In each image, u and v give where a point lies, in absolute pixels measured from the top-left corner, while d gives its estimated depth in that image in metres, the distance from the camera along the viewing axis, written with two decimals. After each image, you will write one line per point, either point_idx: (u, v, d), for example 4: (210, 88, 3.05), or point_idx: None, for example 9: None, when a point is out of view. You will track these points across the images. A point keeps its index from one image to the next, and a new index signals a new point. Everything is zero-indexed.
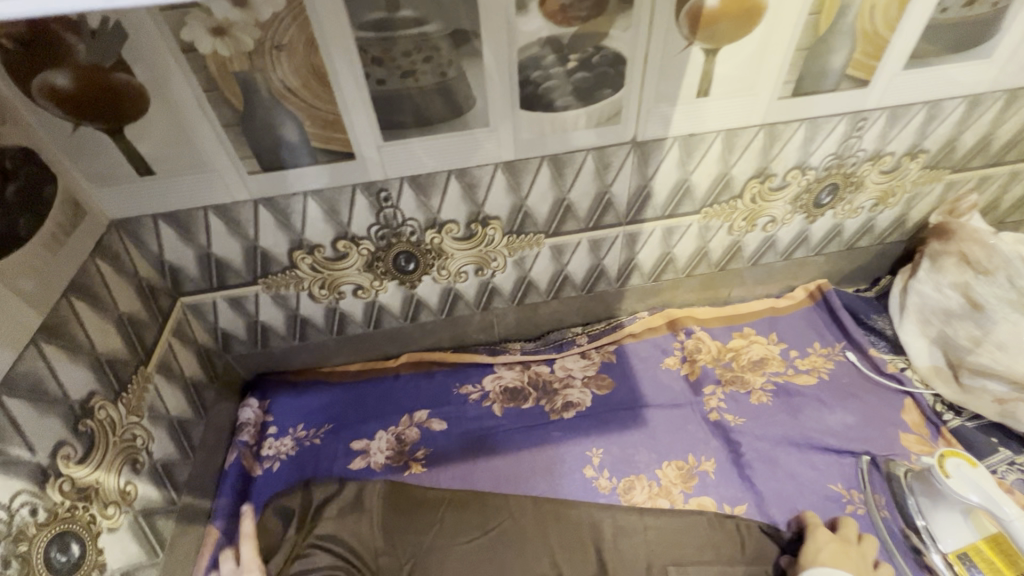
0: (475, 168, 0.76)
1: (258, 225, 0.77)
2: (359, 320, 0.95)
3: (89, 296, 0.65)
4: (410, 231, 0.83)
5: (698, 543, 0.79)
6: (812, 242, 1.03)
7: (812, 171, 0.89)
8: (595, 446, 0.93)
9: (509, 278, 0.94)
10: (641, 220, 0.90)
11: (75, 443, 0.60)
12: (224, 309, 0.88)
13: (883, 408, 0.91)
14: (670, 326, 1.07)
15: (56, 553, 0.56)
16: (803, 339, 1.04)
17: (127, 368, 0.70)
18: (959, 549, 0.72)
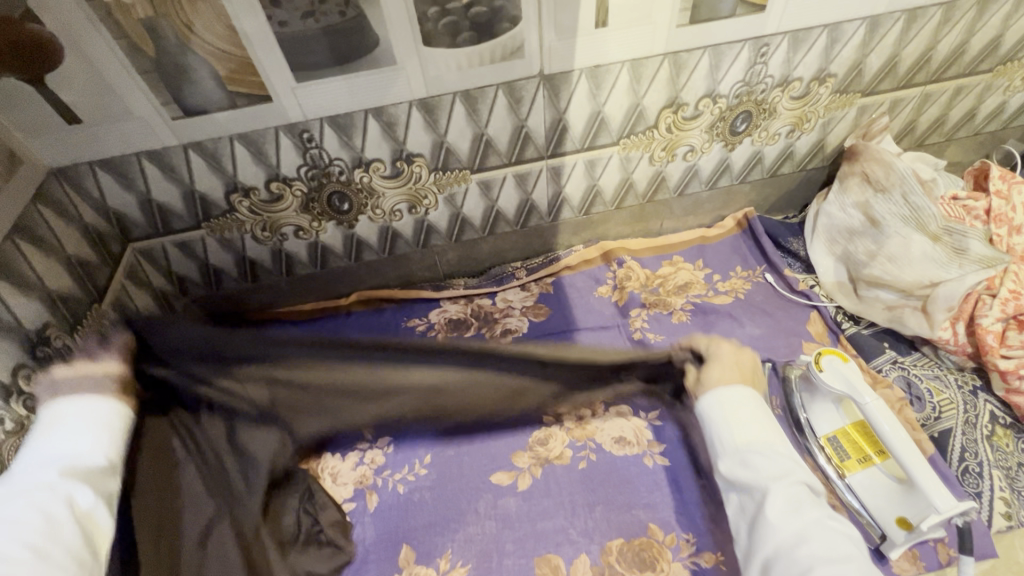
0: (391, 106, 0.81)
1: (192, 170, 0.82)
2: (305, 261, 1.02)
3: (35, 239, 0.72)
4: (339, 170, 0.88)
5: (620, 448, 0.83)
6: (735, 170, 1.08)
7: (723, 99, 0.93)
8: (528, 366, 1.00)
9: (443, 214, 1.00)
10: (562, 152, 0.95)
11: (35, 367, 0.68)
12: (175, 254, 0.94)
13: (791, 321, 0.99)
14: (604, 257, 1.13)
15: None
16: (727, 264, 1.11)
17: (80, 306, 0.78)
18: (831, 432, 0.82)
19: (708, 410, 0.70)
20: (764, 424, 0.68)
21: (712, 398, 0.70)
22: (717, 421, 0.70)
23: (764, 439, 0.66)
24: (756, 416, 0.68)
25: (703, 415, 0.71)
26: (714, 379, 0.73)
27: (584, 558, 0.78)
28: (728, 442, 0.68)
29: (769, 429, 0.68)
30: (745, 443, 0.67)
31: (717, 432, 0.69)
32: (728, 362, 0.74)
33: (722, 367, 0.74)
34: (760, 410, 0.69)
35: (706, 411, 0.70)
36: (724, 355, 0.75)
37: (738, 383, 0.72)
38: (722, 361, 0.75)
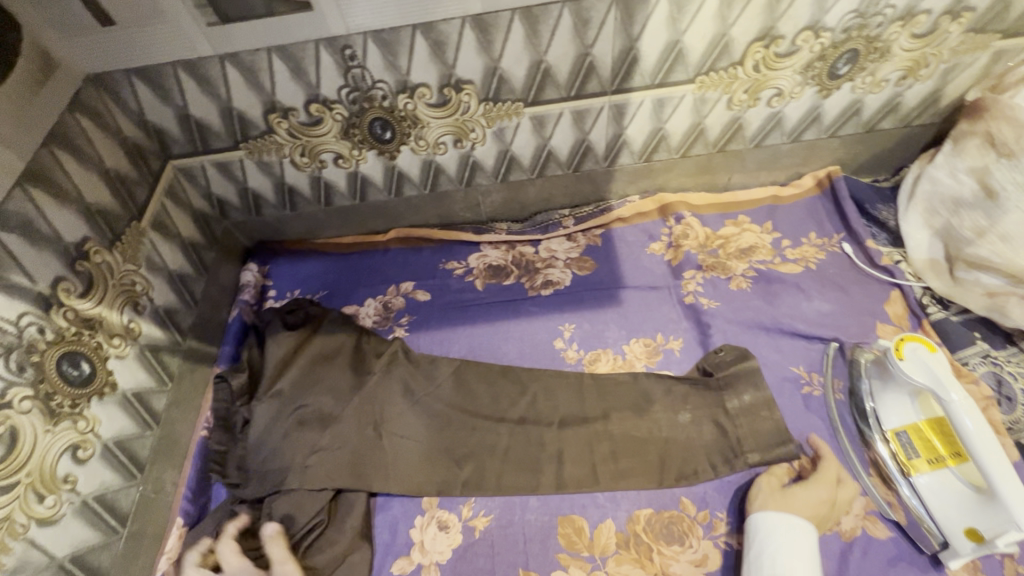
0: (441, 23, 0.72)
1: (229, 84, 0.77)
2: (344, 191, 0.97)
3: (72, 148, 0.69)
4: (381, 94, 0.81)
5: None
6: (825, 122, 0.94)
7: (827, 33, 0.79)
8: (568, 321, 0.95)
9: (490, 151, 0.92)
10: (629, 88, 0.84)
11: (74, 279, 0.68)
12: (214, 174, 0.91)
13: (866, 299, 0.89)
14: (661, 212, 1.04)
15: (69, 367, 0.66)
16: (799, 229, 0.99)
17: (120, 221, 0.76)
18: (900, 427, 0.75)
19: (758, 528, 0.67)
20: (811, 566, 0.63)
21: (773, 515, 0.67)
22: (766, 539, 0.66)
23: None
24: (804, 554, 0.64)
25: (753, 530, 0.68)
26: (786, 505, 0.68)
27: (610, 523, 0.75)
28: (765, 560, 0.64)
29: (812, 568, 0.63)
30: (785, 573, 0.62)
31: (759, 549, 0.65)
32: (815, 499, 0.69)
33: (808, 500, 0.68)
34: (812, 549, 0.64)
35: (758, 524, 0.68)
36: (813, 493, 0.69)
37: (805, 516, 0.67)
38: (814, 500, 0.69)
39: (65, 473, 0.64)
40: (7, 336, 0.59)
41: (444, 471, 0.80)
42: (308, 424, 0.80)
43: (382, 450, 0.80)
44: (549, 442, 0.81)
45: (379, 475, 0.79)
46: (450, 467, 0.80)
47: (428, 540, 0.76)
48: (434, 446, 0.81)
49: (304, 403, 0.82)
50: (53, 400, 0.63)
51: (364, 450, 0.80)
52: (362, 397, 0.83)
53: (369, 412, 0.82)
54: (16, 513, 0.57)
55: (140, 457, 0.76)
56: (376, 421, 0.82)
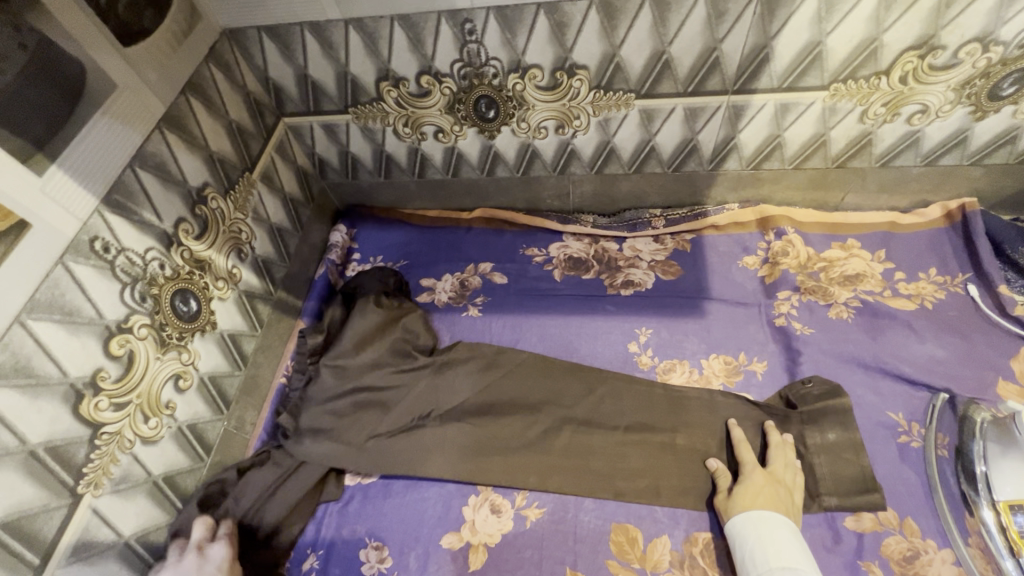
0: (567, 3, 0.70)
1: (349, 49, 0.78)
2: (438, 165, 0.98)
3: (204, 98, 0.74)
4: (492, 72, 0.80)
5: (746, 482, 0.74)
6: (971, 147, 0.84)
7: (998, 48, 0.70)
8: (645, 325, 0.91)
9: (590, 140, 0.90)
10: (752, 90, 0.78)
11: (192, 222, 0.72)
12: (319, 135, 0.94)
13: (989, 351, 0.80)
14: (760, 224, 0.97)
15: (181, 303, 0.70)
16: (917, 262, 0.90)
17: (235, 171, 0.81)
18: (1014, 500, 0.67)
19: (739, 530, 0.66)
20: (802, 556, 0.62)
21: (746, 514, 0.67)
22: (749, 541, 0.65)
23: (798, 565, 0.61)
24: (787, 544, 0.63)
25: (733, 538, 0.67)
26: (744, 500, 0.69)
27: (666, 540, 0.73)
28: (760, 560, 0.63)
29: (799, 559, 0.62)
30: (778, 567, 0.61)
31: (749, 553, 0.64)
32: (761, 491, 0.69)
33: (754, 491, 0.69)
34: (794, 539, 0.64)
35: (735, 529, 0.67)
36: (759, 488, 0.69)
37: (770, 509, 0.67)
38: (758, 491, 0.69)
39: (168, 399, 0.69)
40: (135, 267, 0.63)
41: (493, 465, 0.79)
42: (371, 404, 0.82)
43: (438, 434, 0.81)
44: (614, 447, 0.79)
45: (426, 456, 0.80)
46: (502, 463, 0.79)
47: (479, 523, 0.76)
48: (489, 439, 0.81)
49: (369, 380, 0.83)
50: (165, 330, 0.67)
51: (417, 432, 0.81)
52: (428, 382, 0.84)
53: (432, 397, 0.83)
54: (126, 429, 0.62)
55: (228, 394, 0.81)
56: (437, 405, 0.83)
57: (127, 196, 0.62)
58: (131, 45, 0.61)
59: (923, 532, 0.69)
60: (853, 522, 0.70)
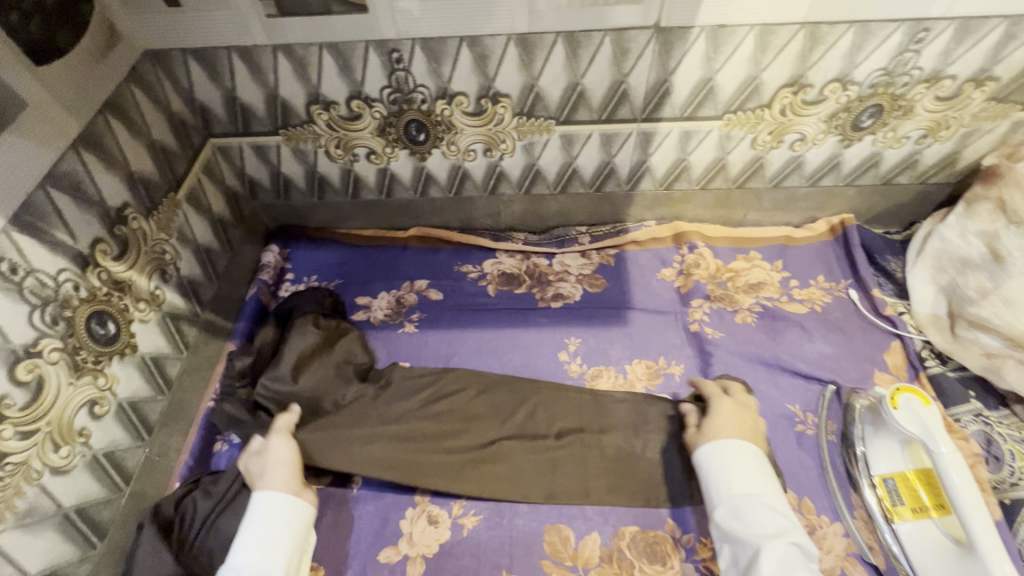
0: (487, 37, 0.75)
1: (278, 73, 0.80)
2: (372, 186, 1.01)
3: (125, 118, 0.73)
4: (421, 98, 0.84)
5: None
6: (843, 170, 0.97)
7: (855, 87, 0.82)
8: (574, 335, 0.97)
9: (517, 163, 0.96)
10: (658, 118, 0.87)
11: (110, 242, 0.71)
12: (249, 155, 0.94)
13: (867, 346, 0.91)
14: (675, 239, 1.06)
15: (96, 325, 0.68)
16: (808, 271, 1.02)
17: (158, 192, 0.80)
18: (888, 473, 0.77)
19: (707, 460, 0.73)
20: (759, 482, 0.70)
21: (716, 444, 0.74)
22: (716, 470, 0.72)
23: (757, 490, 0.69)
24: (749, 473, 0.70)
25: (701, 465, 0.74)
26: (715, 428, 0.76)
27: (595, 536, 0.77)
28: (723, 487, 0.70)
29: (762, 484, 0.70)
30: (740, 494, 0.69)
31: (717, 485, 0.71)
32: (726, 423, 0.76)
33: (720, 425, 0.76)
34: (755, 465, 0.71)
35: (704, 458, 0.74)
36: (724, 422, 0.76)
37: (737, 434, 0.74)
38: (724, 424, 0.76)
39: (81, 426, 0.66)
40: (46, 289, 0.61)
41: (426, 469, 0.80)
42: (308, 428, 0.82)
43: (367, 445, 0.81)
44: (546, 451, 0.83)
45: (363, 458, 0.80)
46: (436, 467, 0.81)
47: (417, 534, 0.77)
48: (418, 444, 0.82)
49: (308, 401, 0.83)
50: (78, 354, 0.65)
51: (353, 431, 0.82)
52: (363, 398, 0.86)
53: (365, 410, 0.84)
54: (33, 459, 0.59)
55: (150, 420, 0.78)
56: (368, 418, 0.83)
57: (38, 216, 0.60)
58: (46, 65, 0.61)
59: (818, 510, 0.77)
60: None
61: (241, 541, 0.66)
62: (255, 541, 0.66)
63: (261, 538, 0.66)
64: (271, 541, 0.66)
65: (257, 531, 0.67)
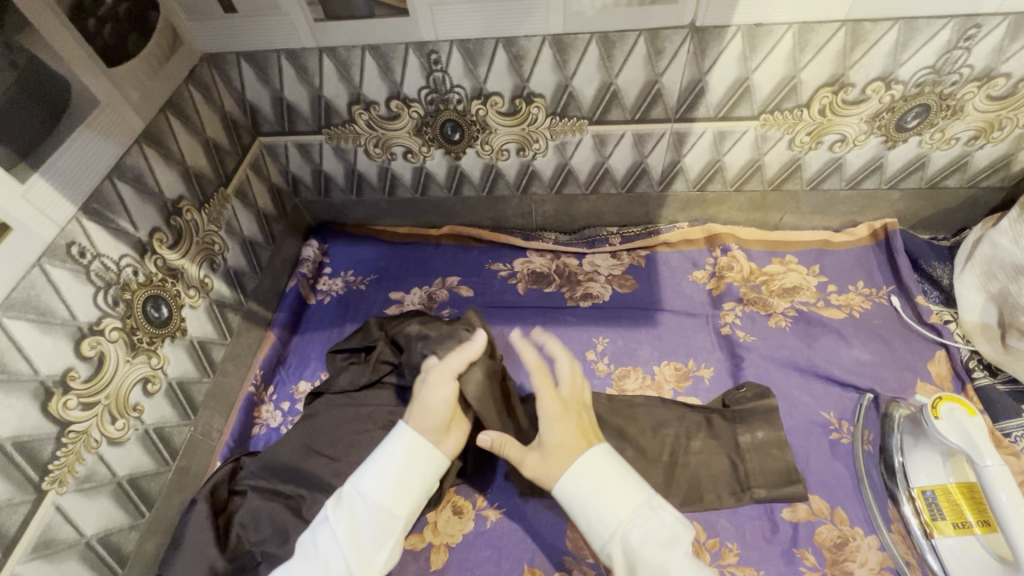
0: (523, 38, 0.77)
1: (323, 75, 0.84)
2: (407, 184, 1.04)
3: (182, 116, 0.78)
4: (457, 98, 0.86)
5: (694, 470, 0.79)
6: (887, 173, 0.94)
7: (899, 86, 0.80)
8: (602, 335, 0.97)
9: (549, 162, 0.97)
10: (692, 118, 0.87)
11: (167, 231, 0.76)
12: (294, 154, 0.99)
13: (908, 355, 0.88)
14: (708, 241, 1.05)
15: (152, 309, 0.73)
16: (847, 276, 0.99)
17: (210, 186, 0.85)
18: (928, 485, 0.74)
19: (573, 487, 0.63)
20: (592, 484, 0.62)
21: (589, 465, 0.63)
22: (588, 498, 0.62)
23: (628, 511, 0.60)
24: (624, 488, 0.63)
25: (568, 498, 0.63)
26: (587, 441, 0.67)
27: None
28: (599, 514, 0.61)
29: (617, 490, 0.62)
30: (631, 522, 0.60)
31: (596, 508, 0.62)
32: (552, 444, 0.66)
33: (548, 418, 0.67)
34: (616, 466, 0.64)
35: (572, 488, 0.63)
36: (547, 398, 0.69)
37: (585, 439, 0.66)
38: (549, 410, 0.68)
39: (136, 402, 0.71)
40: (109, 272, 0.66)
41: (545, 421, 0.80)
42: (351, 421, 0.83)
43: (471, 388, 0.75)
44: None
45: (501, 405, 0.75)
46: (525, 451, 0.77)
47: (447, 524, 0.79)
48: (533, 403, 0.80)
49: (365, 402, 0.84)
50: (135, 335, 0.70)
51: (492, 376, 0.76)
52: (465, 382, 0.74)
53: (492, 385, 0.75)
54: (93, 429, 0.64)
55: (195, 401, 0.83)
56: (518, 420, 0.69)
57: (105, 205, 0.66)
58: (116, 67, 0.66)
59: (852, 521, 0.75)
60: (790, 513, 0.76)
61: (372, 468, 0.67)
62: (391, 457, 0.67)
63: (398, 474, 0.66)
64: (406, 483, 0.66)
65: (396, 468, 0.66)
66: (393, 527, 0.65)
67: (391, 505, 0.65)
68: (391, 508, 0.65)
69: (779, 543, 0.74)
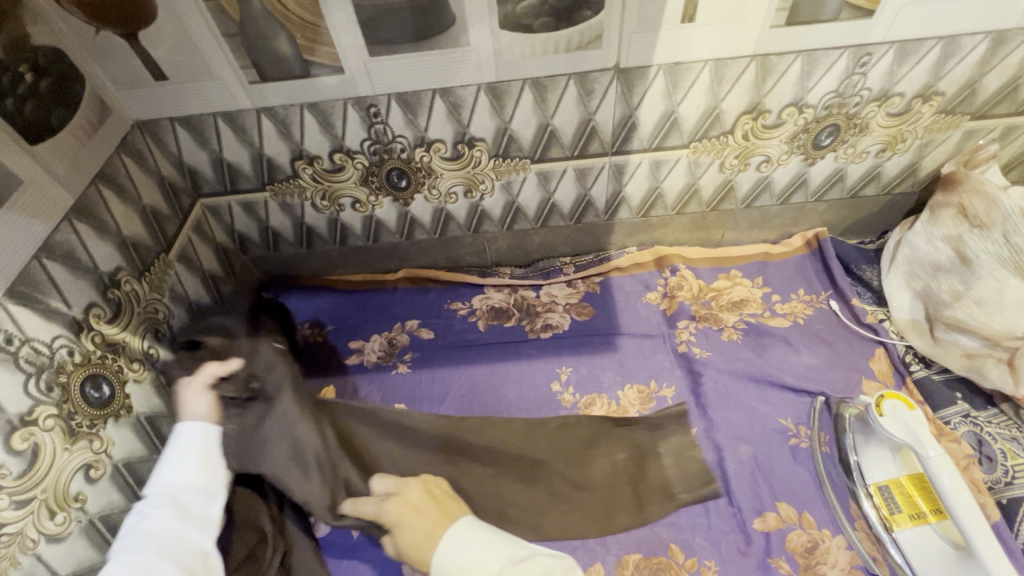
0: (459, 88, 0.80)
1: (263, 133, 0.84)
2: (359, 233, 1.04)
3: (116, 186, 0.76)
4: (400, 147, 0.88)
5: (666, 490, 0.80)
6: (811, 187, 1.01)
7: (810, 109, 0.87)
8: (564, 364, 0.98)
9: (497, 201, 0.99)
10: (627, 151, 0.91)
11: (104, 306, 0.73)
12: (238, 212, 0.97)
13: (851, 355, 0.93)
14: (657, 263, 1.09)
15: (91, 388, 0.69)
16: (788, 285, 1.04)
17: (149, 253, 0.82)
18: (883, 480, 0.78)
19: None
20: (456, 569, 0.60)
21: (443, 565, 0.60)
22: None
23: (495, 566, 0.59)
24: (483, 545, 0.61)
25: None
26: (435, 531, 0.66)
27: (599, 567, 0.76)
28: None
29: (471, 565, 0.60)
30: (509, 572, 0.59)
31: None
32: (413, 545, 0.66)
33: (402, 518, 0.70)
34: (466, 544, 0.61)
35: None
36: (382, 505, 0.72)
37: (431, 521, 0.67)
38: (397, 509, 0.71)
39: (77, 491, 0.66)
40: (41, 356, 0.63)
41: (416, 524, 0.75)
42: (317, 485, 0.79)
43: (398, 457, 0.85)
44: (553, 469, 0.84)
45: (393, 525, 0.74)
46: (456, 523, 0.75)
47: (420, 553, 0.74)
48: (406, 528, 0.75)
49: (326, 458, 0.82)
50: (74, 419, 0.66)
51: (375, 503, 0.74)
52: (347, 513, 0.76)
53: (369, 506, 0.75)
54: (29, 528, 0.59)
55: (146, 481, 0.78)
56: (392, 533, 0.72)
57: (33, 285, 0.62)
58: (40, 143, 0.64)
59: (819, 523, 0.77)
60: (760, 523, 0.77)
61: (170, 457, 0.69)
62: (180, 448, 0.69)
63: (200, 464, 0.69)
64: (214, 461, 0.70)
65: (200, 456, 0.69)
66: (212, 505, 0.68)
67: (201, 482, 0.68)
68: (206, 483, 0.69)
69: (754, 555, 0.75)
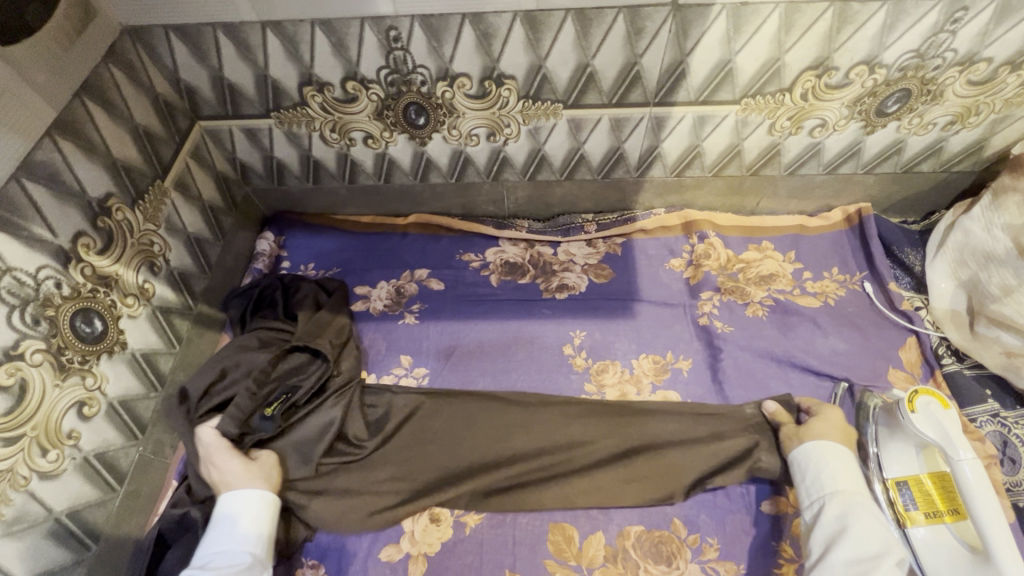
0: (492, 14, 0.70)
1: (268, 52, 0.75)
2: (369, 171, 0.96)
3: (104, 102, 0.68)
4: (421, 80, 0.79)
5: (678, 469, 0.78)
6: (864, 157, 0.93)
7: (882, 70, 0.77)
8: (580, 328, 0.93)
9: (522, 148, 0.91)
10: (671, 102, 0.82)
11: (94, 236, 0.67)
12: (240, 139, 0.90)
13: (881, 342, 0.89)
14: (684, 227, 1.02)
15: (82, 323, 0.65)
16: (822, 262, 0.98)
17: (143, 180, 0.75)
18: (901, 476, 0.75)
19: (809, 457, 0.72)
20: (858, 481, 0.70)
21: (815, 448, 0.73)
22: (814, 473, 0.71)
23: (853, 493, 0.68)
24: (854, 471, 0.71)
25: (798, 462, 0.73)
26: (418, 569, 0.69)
27: (600, 536, 0.75)
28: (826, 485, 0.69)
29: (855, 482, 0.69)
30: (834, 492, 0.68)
31: (807, 480, 0.71)
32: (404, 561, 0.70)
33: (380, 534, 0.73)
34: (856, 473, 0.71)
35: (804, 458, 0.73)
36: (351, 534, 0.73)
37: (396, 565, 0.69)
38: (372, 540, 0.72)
39: (70, 428, 0.64)
40: (24, 288, 0.58)
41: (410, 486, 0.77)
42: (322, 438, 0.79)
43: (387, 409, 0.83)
44: (548, 428, 0.82)
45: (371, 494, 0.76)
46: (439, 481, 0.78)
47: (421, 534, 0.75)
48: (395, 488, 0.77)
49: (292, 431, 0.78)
50: (64, 355, 0.62)
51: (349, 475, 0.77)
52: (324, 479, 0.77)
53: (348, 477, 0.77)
54: (19, 465, 0.57)
55: (143, 419, 0.76)
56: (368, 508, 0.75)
57: (11, 209, 0.56)
58: (15, 44, 0.56)
59: None
60: (770, 506, 0.76)
61: (220, 527, 0.67)
62: (235, 516, 0.68)
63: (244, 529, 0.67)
64: (258, 529, 0.68)
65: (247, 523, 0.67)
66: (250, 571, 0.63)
67: (252, 549, 0.65)
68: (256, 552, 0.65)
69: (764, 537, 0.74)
